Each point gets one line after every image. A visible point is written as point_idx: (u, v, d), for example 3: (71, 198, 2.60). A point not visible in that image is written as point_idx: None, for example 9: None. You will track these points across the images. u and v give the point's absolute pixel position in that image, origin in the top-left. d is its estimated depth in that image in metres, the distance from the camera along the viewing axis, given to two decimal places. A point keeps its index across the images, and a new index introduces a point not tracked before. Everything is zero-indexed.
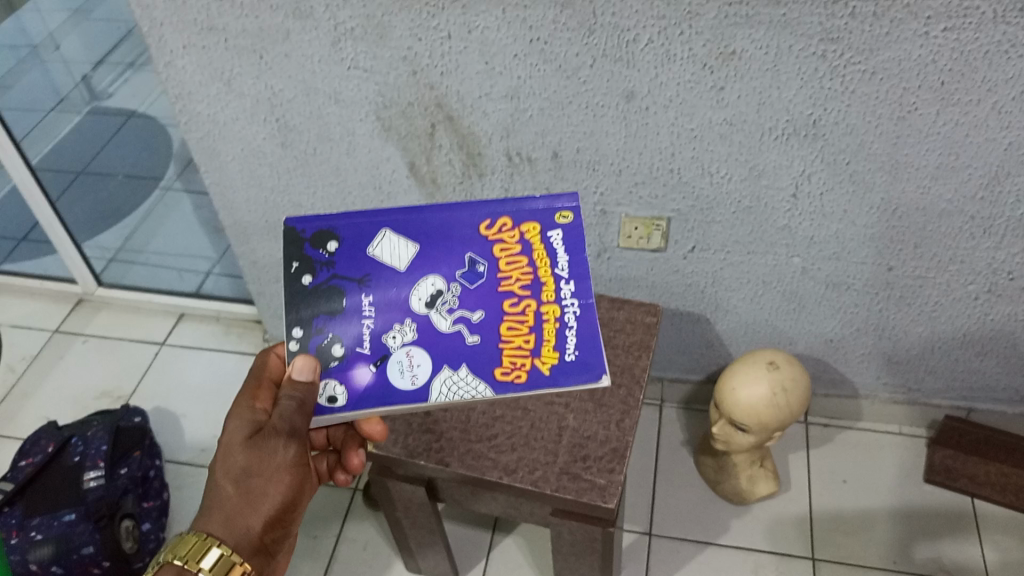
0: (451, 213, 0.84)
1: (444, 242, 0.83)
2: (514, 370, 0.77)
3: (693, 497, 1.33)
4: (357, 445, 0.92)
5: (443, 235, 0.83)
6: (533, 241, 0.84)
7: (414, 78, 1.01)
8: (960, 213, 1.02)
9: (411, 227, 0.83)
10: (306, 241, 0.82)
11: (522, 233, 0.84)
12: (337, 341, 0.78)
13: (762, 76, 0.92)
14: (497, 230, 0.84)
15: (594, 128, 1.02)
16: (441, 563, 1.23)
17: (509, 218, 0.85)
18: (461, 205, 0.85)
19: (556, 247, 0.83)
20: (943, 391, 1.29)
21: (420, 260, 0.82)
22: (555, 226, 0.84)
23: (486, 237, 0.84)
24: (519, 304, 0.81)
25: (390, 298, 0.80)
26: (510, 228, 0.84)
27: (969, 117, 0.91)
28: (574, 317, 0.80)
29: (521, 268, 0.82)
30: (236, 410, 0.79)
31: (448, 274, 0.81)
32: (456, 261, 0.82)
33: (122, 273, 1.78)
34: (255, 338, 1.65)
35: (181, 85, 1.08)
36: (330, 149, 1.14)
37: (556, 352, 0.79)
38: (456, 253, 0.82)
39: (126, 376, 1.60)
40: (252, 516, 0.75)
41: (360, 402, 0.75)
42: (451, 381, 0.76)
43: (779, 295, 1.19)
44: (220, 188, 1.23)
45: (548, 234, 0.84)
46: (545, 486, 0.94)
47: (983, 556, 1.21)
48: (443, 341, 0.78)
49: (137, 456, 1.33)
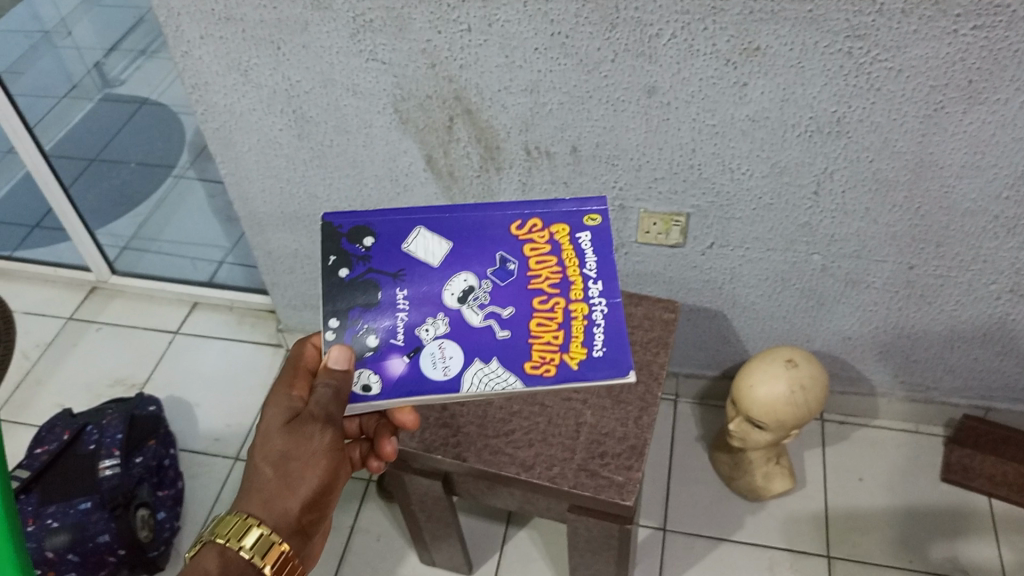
0: (484, 214, 0.87)
1: (476, 239, 0.85)
2: (543, 363, 0.77)
3: (708, 493, 1.32)
4: (389, 434, 0.90)
5: (476, 234, 0.85)
6: (562, 242, 0.86)
7: (432, 71, 1.00)
8: (984, 212, 1.01)
9: (446, 226, 0.86)
10: (344, 237, 0.84)
11: (551, 234, 0.86)
12: (372, 331, 0.79)
13: (787, 72, 0.91)
14: (528, 230, 0.87)
15: (615, 123, 1.01)
16: (454, 556, 1.22)
17: (539, 219, 0.87)
18: (493, 207, 0.88)
19: (585, 249, 0.85)
20: (962, 390, 1.28)
21: (453, 257, 0.83)
22: (584, 227, 0.87)
23: (517, 237, 0.86)
24: (549, 301, 0.82)
25: (423, 293, 0.81)
26: (540, 229, 0.87)
27: (997, 116, 0.90)
28: (602, 315, 0.81)
29: (550, 267, 0.84)
30: (272, 398, 0.79)
31: (479, 272, 0.83)
32: (487, 259, 0.84)
33: (135, 261, 1.77)
34: (269, 327, 1.65)
35: (198, 76, 1.08)
36: (346, 141, 1.13)
37: (585, 347, 0.79)
38: (487, 252, 0.84)
39: (140, 364, 1.60)
40: (289, 500, 0.73)
41: (393, 391, 0.75)
42: (481, 374, 0.76)
43: (798, 292, 1.18)
44: (235, 178, 1.23)
45: (577, 234, 0.86)
46: (563, 482, 0.94)
47: (1000, 557, 1.21)
48: (474, 335, 0.79)
49: (152, 445, 1.34)
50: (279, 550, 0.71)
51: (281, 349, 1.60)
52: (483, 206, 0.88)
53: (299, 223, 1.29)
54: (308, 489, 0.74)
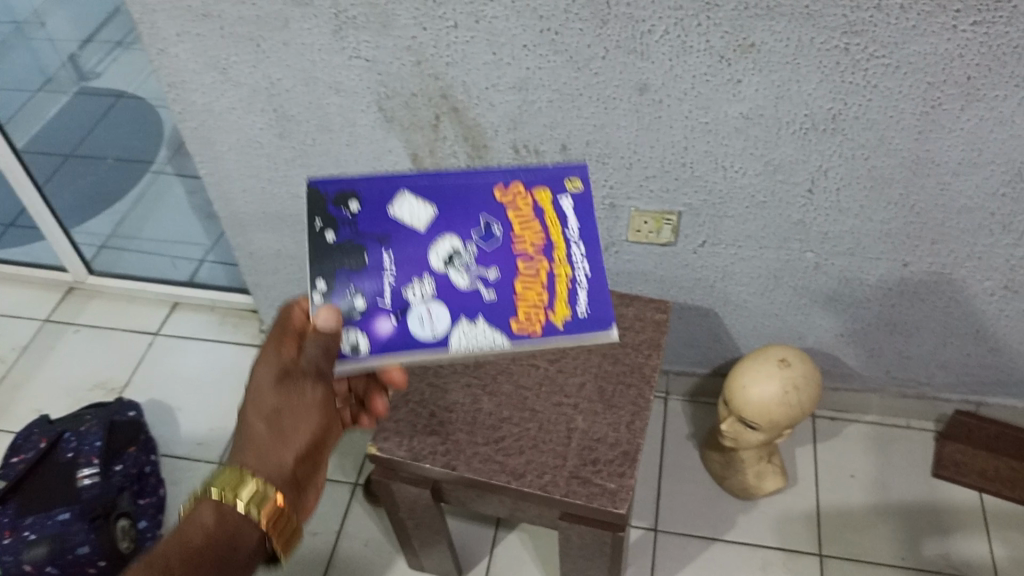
0: (468, 179, 0.88)
1: (461, 203, 0.86)
2: (530, 322, 0.82)
3: (701, 492, 1.31)
4: (380, 390, 0.92)
5: (459, 200, 0.86)
6: (545, 207, 0.88)
7: (418, 68, 0.97)
8: (980, 209, 0.99)
9: (429, 189, 0.86)
10: (328, 201, 0.85)
11: (536, 199, 0.88)
12: (357, 294, 0.81)
13: (782, 69, 0.89)
14: (512, 195, 0.88)
15: (605, 121, 0.99)
16: (444, 561, 1.20)
17: (522, 184, 0.89)
18: (478, 173, 0.88)
19: (567, 212, 0.88)
20: (953, 385, 1.27)
21: (438, 221, 0.85)
22: (565, 192, 0.89)
23: (502, 202, 0.87)
24: (533, 264, 0.85)
25: (408, 256, 0.83)
26: (524, 194, 0.88)
27: (994, 113, 0.89)
28: (586, 277, 0.85)
29: (535, 231, 0.86)
30: (261, 353, 0.78)
31: (464, 235, 0.85)
32: (473, 223, 0.86)
33: (114, 261, 1.72)
34: (253, 327, 1.62)
35: (175, 74, 1.04)
36: (329, 140, 1.10)
37: (570, 307, 0.83)
38: (472, 216, 0.86)
39: (119, 366, 1.56)
40: (283, 455, 0.74)
41: (381, 350, 0.78)
42: (470, 333, 0.80)
43: (790, 290, 1.17)
44: (215, 178, 1.19)
45: (559, 200, 0.88)
46: (555, 490, 0.92)
47: (992, 553, 1.20)
48: (461, 296, 0.82)
49: (132, 452, 1.31)
50: (274, 505, 0.73)
51: None
52: (463, 174, 0.88)
53: (281, 223, 1.25)
54: (301, 444, 0.75)
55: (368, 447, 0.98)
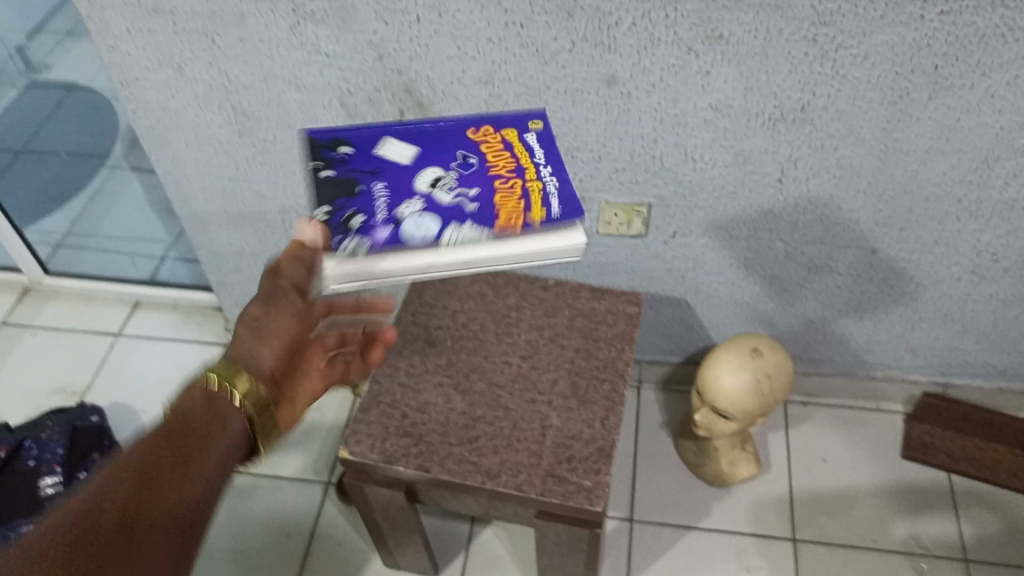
0: (439, 125, 0.92)
1: (438, 141, 0.90)
2: (514, 223, 0.80)
3: (675, 481, 1.31)
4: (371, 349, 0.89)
5: (437, 140, 0.90)
6: (513, 141, 0.91)
7: (380, 63, 0.95)
8: (947, 196, 1.00)
9: (409, 133, 0.91)
10: (322, 146, 0.88)
11: (504, 136, 0.91)
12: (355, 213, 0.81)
13: (751, 60, 0.87)
14: (483, 134, 0.91)
15: (573, 114, 0.97)
16: (420, 560, 1.19)
17: (491, 126, 0.93)
18: (447, 121, 0.93)
19: (534, 145, 0.90)
20: (921, 367, 1.29)
21: (421, 154, 0.88)
22: (530, 130, 0.92)
23: (475, 139, 0.90)
24: (508, 182, 0.84)
25: (399, 183, 0.85)
26: (493, 133, 0.92)
27: (962, 101, 0.88)
28: (555, 187, 0.84)
29: (506, 159, 0.88)
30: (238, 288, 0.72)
31: (444, 165, 0.87)
32: (451, 155, 0.88)
33: (69, 260, 1.67)
34: (217, 325, 1.58)
35: (127, 71, 1.01)
36: (291, 137, 1.07)
37: (543, 209, 0.81)
38: (449, 151, 0.89)
39: (80, 370, 1.52)
40: (270, 357, 0.67)
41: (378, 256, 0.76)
42: (458, 237, 0.78)
43: (761, 279, 1.16)
44: (173, 177, 1.16)
45: (525, 135, 0.91)
46: (530, 490, 0.91)
47: (960, 532, 1.22)
48: (447, 212, 0.81)
49: (96, 459, 1.27)
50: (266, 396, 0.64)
51: None
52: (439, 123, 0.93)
53: (243, 221, 1.22)
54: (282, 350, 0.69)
55: (339, 450, 0.96)
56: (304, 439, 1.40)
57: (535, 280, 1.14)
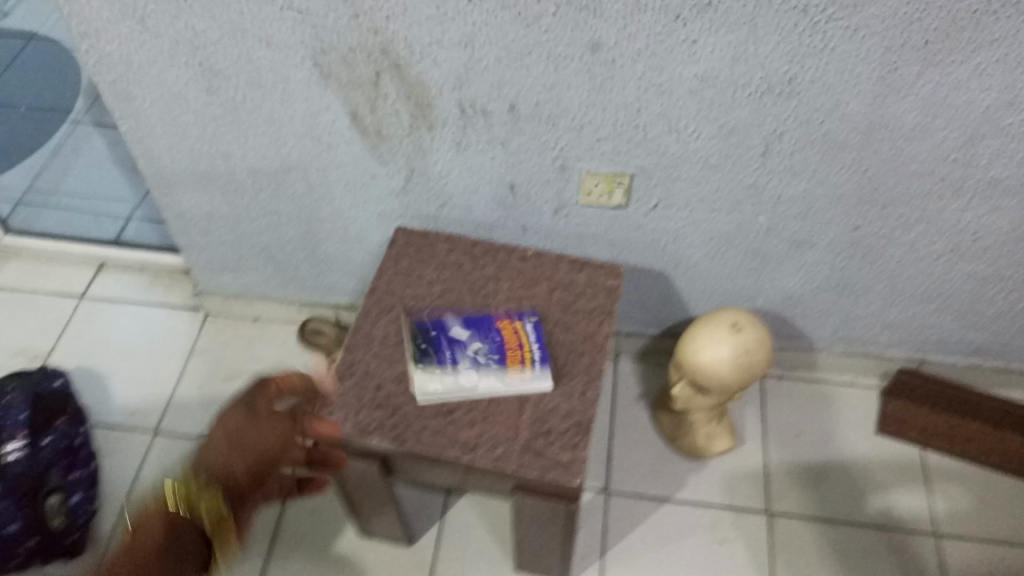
0: (481, 319, 1.02)
1: (481, 322, 1.01)
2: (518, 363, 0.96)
3: (650, 453, 1.31)
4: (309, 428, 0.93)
5: (478, 324, 1.01)
6: (518, 329, 1.00)
7: (355, 22, 0.91)
8: (932, 174, 0.98)
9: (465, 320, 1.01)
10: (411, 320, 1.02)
11: (517, 325, 1.00)
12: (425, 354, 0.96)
13: (739, 29, 0.85)
14: (508, 324, 1.01)
15: (555, 81, 0.94)
16: (393, 530, 1.18)
17: (512, 318, 1.01)
18: (483, 317, 1.02)
19: (530, 334, 1.00)
20: (898, 343, 1.29)
21: (468, 328, 1.00)
22: (527, 320, 1.01)
23: (499, 322, 1.01)
24: (520, 339, 0.99)
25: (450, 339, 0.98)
26: (514, 322, 1.01)
27: (951, 78, 0.86)
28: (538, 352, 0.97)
29: (519, 337, 0.99)
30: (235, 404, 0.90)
31: (481, 337, 0.99)
32: (486, 333, 0.99)
33: (32, 217, 1.61)
34: (186, 289, 1.55)
35: (87, 23, 0.96)
36: (261, 97, 1.03)
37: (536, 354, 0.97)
38: (486, 329, 1.00)
39: (44, 332, 1.48)
40: (238, 463, 0.86)
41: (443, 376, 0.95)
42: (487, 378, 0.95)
43: (741, 253, 1.15)
44: (138, 135, 1.12)
45: (525, 323, 1.01)
46: (507, 464, 0.90)
47: (931, 508, 1.23)
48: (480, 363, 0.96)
49: (61, 426, 1.25)
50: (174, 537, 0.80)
51: (200, 312, 1.51)
52: (480, 316, 1.02)
53: (212, 182, 1.18)
54: (256, 455, 0.87)
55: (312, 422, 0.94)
56: None
57: (513, 250, 1.12)
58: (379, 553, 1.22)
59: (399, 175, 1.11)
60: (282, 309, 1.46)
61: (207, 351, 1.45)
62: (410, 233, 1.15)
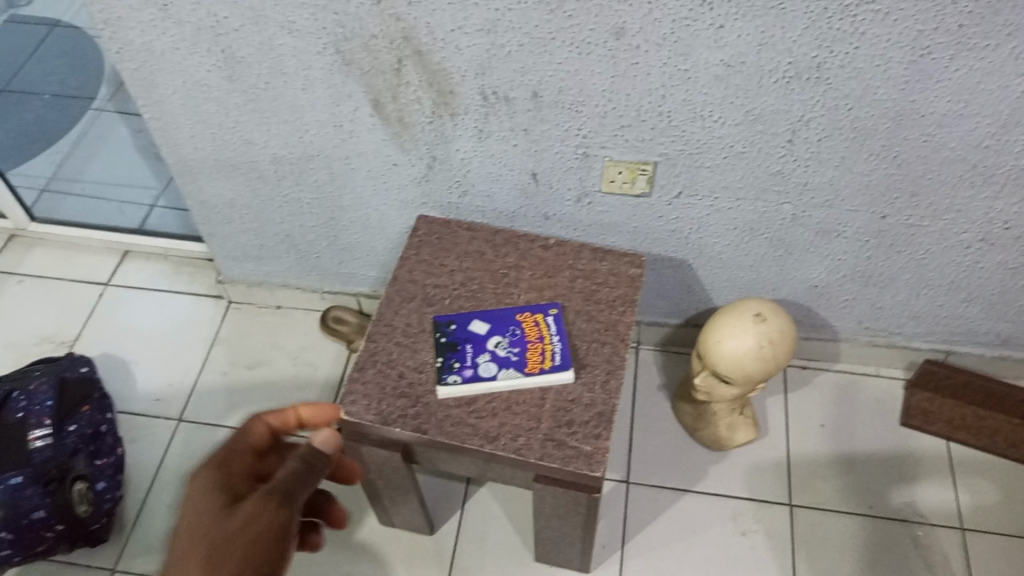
0: (500, 316, 1.01)
1: (500, 320, 1.01)
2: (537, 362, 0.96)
3: (672, 443, 1.30)
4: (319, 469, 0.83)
5: (497, 323, 1.00)
6: (540, 326, 1.00)
7: (378, 8, 0.90)
8: (962, 161, 0.96)
9: (484, 319, 1.01)
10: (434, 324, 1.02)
11: (536, 322, 1.00)
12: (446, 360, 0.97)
13: (767, 14, 0.83)
14: (527, 320, 1.00)
15: (579, 67, 0.93)
16: (415, 519, 1.18)
17: (531, 314, 1.01)
18: (501, 315, 1.01)
19: (551, 329, 0.99)
20: (924, 334, 1.28)
21: (488, 327, 1.00)
22: (548, 314, 1.01)
23: (520, 319, 1.01)
24: (541, 338, 0.98)
25: (470, 340, 0.99)
26: (534, 318, 1.01)
27: (984, 63, 0.85)
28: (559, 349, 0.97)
29: (538, 335, 0.99)
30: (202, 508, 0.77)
31: (501, 336, 0.99)
32: (506, 331, 0.99)
33: (56, 205, 1.62)
34: (208, 277, 1.55)
35: (110, 10, 0.96)
36: (283, 84, 1.03)
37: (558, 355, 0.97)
38: (506, 328, 1.00)
39: (69, 320, 1.49)
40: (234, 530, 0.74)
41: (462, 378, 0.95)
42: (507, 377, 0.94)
43: (766, 242, 1.14)
44: (161, 123, 1.12)
45: (547, 317, 1.01)
46: (529, 454, 0.89)
47: (957, 501, 1.22)
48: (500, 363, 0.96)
49: (86, 412, 1.25)
50: None
51: (222, 300, 1.51)
52: (499, 312, 1.02)
53: (234, 171, 1.19)
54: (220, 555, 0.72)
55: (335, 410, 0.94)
56: (298, 394, 1.38)
57: (535, 239, 1.11)
58: (400, 542, 1.23)
59: (421, 163, 1.11)
60: (303, 298, 1.46)
61: (229, 339, 1.46)
62: (431, 221, 1.14)
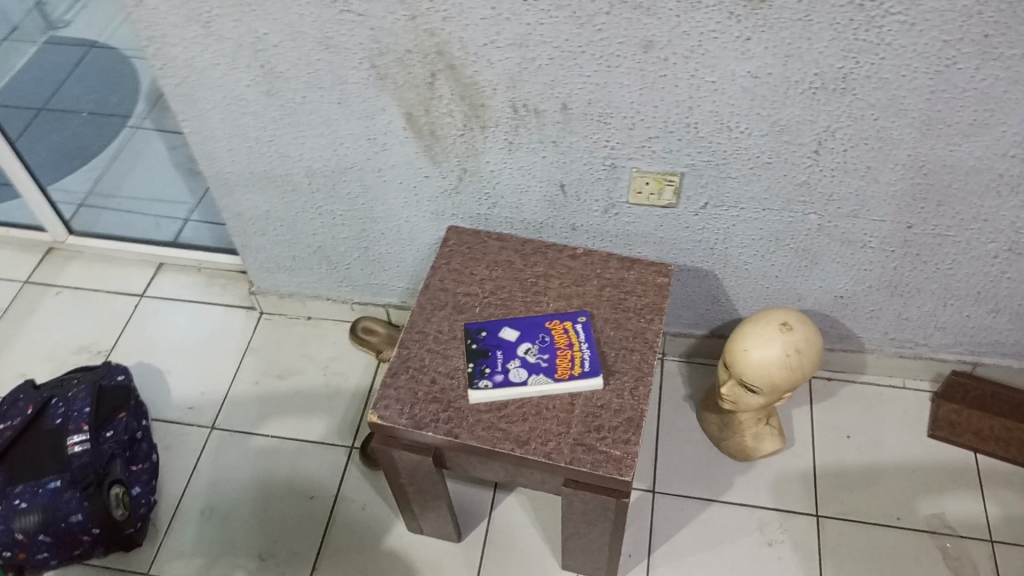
0: (530, 323, 1.03)
1: (530, 328, 1.02)
2: (568, 368, 0.97)
3: (698, 453, 1.31)
4: None
5: (527, 331, 1.02)
6: (569, 334, 1.01)
7: (413, 24, 0.93)
8: (989, 170, 0.97)
9: (514, 326, 1.03)
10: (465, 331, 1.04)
11: (566, 329, 1.02)
12: (478, 366, 0.98)
13: (794, 25, 0.85)
14: (557, 328, 1.02)
15: (608, 80, 0.95)
16: (444, 526, 1.19)
17: (561, 321, 1.03)
18: (531, 322, 1.03)
19: (580, 336, 1.01)
20: (951, 345, 1.28)
21: (519, 334, 1.02)
22: (577, 322, 1.02)
23: (549, 327, 1.02)
24: (570, 344, 1.00)
25: (502, 346, 1.00)
26: (563, 326, 1.02)
27: (1010, 72, 0.86)
28: (589, 355, 0.98)
29: (567, 342, 1.00)
30: None
31: (531, 343, 1.00)
32: (536, 338, 1.01)
33: (92, 220, 1.67)
34: (239, 288, 1.58)
35: (154, 27, 0.99)
36: (319, 99, 1.06)
37: (588, 361, 0.98)
38: (536, 335, 1.01)
39: (104, 330, 1.53)
40: None
41: (495, 383, 0.96)
42: (538, 382, 0.96)
43: (792, 252, 1.15)
44: (199, 137, 1.15)
45: (576, 324, 1.02)
46: (559, 458, 0.91)
47: (986, 512, 1.21)
48: (531, 368, 0.97)
49: (122, 418, 1.27)
50: None
51: (253, 311, 1.54)
52: (528, 320, 1.04)
53: (269, 183, 1.22)
54: None
55: (368, 414, 0.96)
56: (328, 403, 1.41)
57: (563, 249, 1.13)
58: (428, 549, 1.24)
59: (451, 175, 1.13)
60: (333, 308, 1.49)
61: (260, 349, 1.49)
62: (461, 231, 1.16)
